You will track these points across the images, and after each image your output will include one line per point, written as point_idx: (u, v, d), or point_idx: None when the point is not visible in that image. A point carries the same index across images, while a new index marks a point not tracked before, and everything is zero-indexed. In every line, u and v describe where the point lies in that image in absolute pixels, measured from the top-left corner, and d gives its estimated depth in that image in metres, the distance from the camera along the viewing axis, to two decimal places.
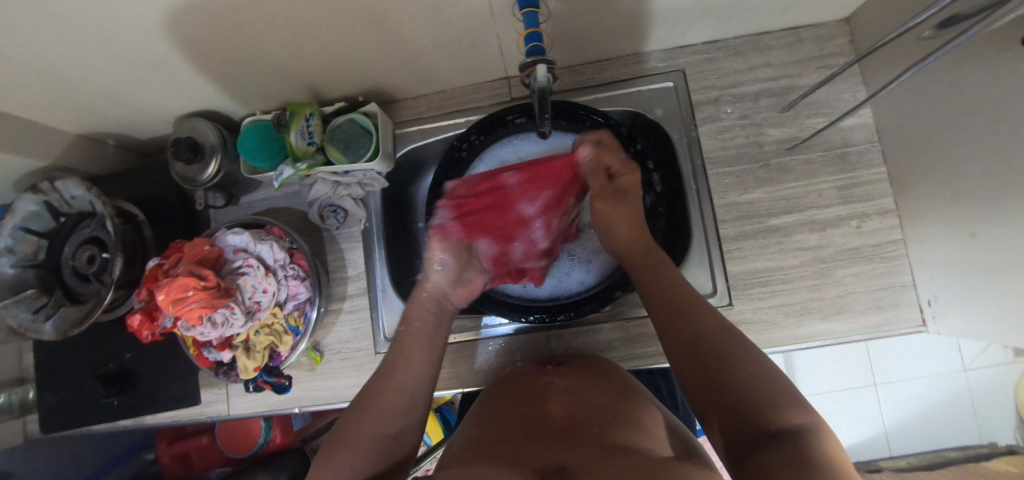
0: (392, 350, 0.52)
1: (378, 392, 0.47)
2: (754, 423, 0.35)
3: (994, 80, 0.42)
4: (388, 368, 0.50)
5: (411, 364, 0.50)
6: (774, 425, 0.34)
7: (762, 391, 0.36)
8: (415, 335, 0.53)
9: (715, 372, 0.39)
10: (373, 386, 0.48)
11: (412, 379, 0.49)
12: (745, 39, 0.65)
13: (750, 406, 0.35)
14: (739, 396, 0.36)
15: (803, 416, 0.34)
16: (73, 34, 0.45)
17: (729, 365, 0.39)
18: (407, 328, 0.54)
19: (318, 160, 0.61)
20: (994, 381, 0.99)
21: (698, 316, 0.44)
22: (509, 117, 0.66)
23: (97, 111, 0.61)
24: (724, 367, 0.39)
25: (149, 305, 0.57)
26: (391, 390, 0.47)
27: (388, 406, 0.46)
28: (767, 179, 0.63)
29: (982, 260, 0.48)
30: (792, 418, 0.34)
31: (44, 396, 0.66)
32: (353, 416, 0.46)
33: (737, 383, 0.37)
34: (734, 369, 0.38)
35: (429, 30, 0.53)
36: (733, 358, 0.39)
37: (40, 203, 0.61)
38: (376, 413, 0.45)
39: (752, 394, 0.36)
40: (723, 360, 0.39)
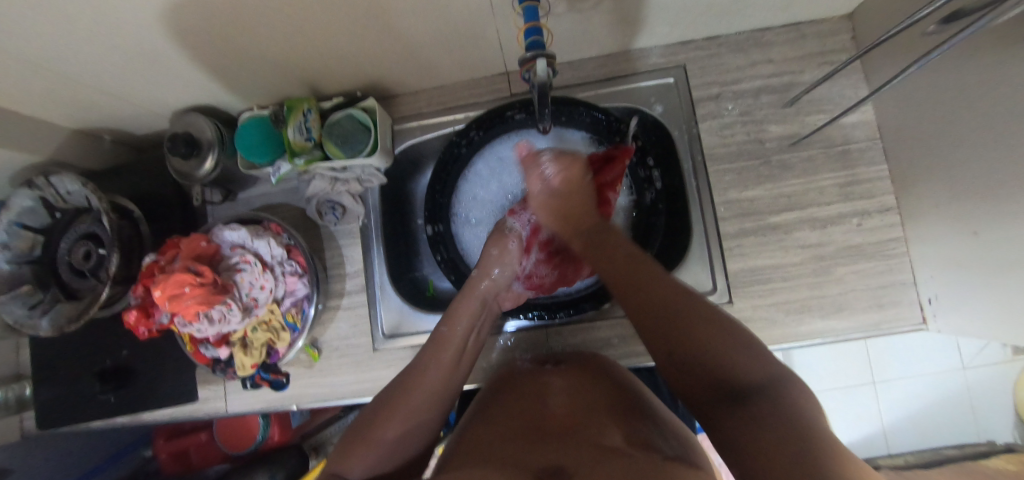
0: (427, 352, 0.52)
1: (405, 392, 0.47)
2: (725, 378, 0.36)
3: (997, 76, 0.42)
4: (419, 369, 0.49)
5: (443, 368, 0.50)
6: (748, 381, 0.35)
7: (733, 354, 0.37)
8: (452, 338, 0.53)
9: (678, 335, 0.40)
10: (403, 386, 0.48)
11: (442, 382, 0.49)
12: (746, 35, 0.64)
13: (714, 370, 0.37)
14: (704, 354, 0.38)
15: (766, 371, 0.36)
16: (66, 27, 0.44)
17: (692, 326, 0.40)
18: (442, 331, 0.53)
19: (314, 156, 0.61)
20: (992, 380, 0.99)
21: (655, 287, 0.45)
22: (509, 113, 0.65)
23: (93, 105, 0.61)
24: (689, 326, 0.40)
25: (145, 301, 0.57)
26: (420, 392, 0.47)
27: (416, 408, 0.46)
28: (768, 176, 0.62)
29: (983, 258, 0.48)
30: (755, 375, 0.35)
31: (41, 392, 0.66)
32: (379, 414, 0.46)
33: (702, 343, 0.39)
34: (699, 331, 0.40)
35: (428, 24, 0.53)
36: (693, 317, 0.41)
37: (36, 199, 0.60)
38: (402, 413, 0.45)
39: (720, 353, 0.37)
40: (680, 322, 0.41)
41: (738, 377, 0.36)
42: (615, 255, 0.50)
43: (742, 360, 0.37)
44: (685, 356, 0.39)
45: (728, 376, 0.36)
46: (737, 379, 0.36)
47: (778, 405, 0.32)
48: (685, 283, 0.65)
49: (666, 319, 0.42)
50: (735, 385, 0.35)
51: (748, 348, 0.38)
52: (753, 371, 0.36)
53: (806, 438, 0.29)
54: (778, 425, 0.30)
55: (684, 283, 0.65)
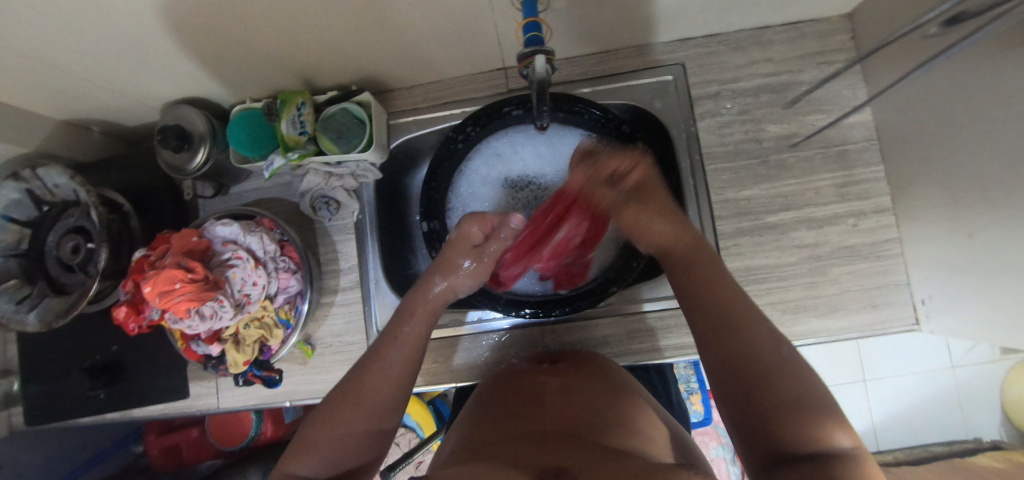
0: (380, 343, 0.50)
1: (364, 382, 0.46)
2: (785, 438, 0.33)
3: (999, 78, 0.42)
4: (375, 361, 0.48)
5: (401, 359, 0.48)
6: (806, 445, 0.33)
7: (803, 408, 0.34)
8: (410, 337, 0.50)
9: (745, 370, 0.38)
10: (359, 379, 0.46)
11: (401, 373, 0.48)
12: (746, 34, 0.64)
13: (782, 427, 0.34)
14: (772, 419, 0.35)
15: (847, 435, 0.33)
16: (52, 16, 0.43)
17: (774, 378, 0.36)
18: (398, 329, 0.51)
19: (309, 150, 0.59)
20: (981, 379, 1.00)
21: (736, 329, 0.41)
22: (507, 109, 0.64)
23: (79, 96, 0.59)
24: (762, 373, 0.37)
25: (135, 297, 0.56)
26: (379, 384, 0.46)
27: (377, 404, 0.45)
28: (765, 176, 0.62)
29: (979, 260, 0.48)
30: (830, 437, 0.33)
31: (28, 388, 0.65)
32: (340, 405, 0.44)
33: (774, 399, 0.35)
34: (775, 383, 0.36)
35: (425, 16, 0.52)
36: (776, 376, 0.36)
37: (22, 191, 0.59)
38: (360, 407, 0.44)
39: (799, 412, 0.34)
40: (766, 371, 0.37)
41: (800, 439, 0.33)
42: (716, 289, 0.45)
43: (795, 395, 0.35)
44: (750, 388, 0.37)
45: (784, 435, 0.34)
46: (805, 441, 0.33)
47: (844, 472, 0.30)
48: None
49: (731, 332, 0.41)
50: (799, 444, 0.33)
51: (827, 405, 0.34)
52: (830, 429, 0.33)
53: None
54: None
55: None
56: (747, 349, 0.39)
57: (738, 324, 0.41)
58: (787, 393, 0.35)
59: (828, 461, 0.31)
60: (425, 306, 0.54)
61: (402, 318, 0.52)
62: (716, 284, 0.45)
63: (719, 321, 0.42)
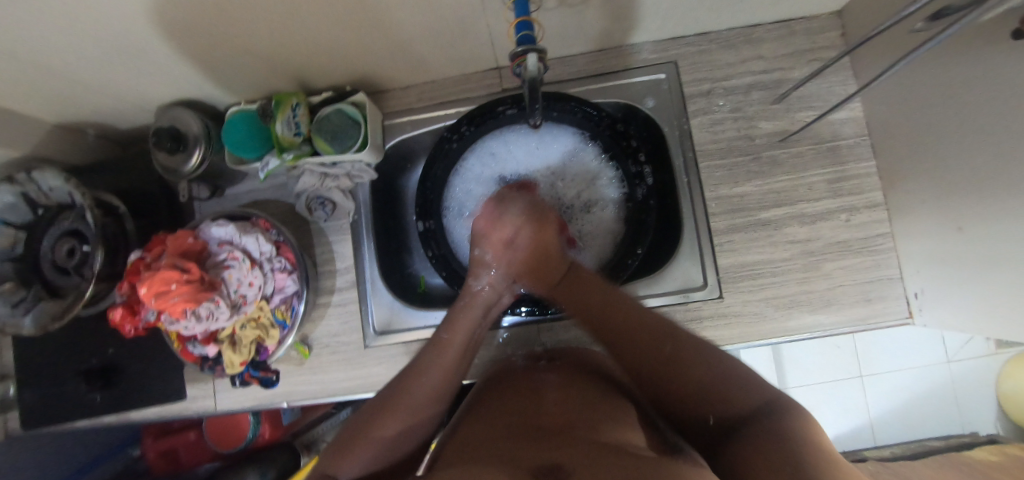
0: (426, 352, 0.53)
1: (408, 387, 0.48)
2: (719, 413, 0.38)
3: (986, 71, 0.42)
4: (418, 368, 0.50)
5: (443, 366, 0.51)
6: (738, 410, 0.37)
7: (727, 382, 0.40)
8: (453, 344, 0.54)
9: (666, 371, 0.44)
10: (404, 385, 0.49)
11: (440, 380, 0.50)
12: (736, 32, 0.64)
13: (714, 406, 0.39)
14: (697, 407, 0.40)
15: (763, 396, 0.37)
16: (46, 19, 0.43)
17: (692, 366, 0.43)
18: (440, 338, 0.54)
19: (303, 151, 0.60)
20: (976, 373, 1.01)
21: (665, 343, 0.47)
22: (500, 109, 0.65)
23: (74, 99, 0.59)
24: (682, 364, 0.43)
25: (130, 299, 0.56)
26: (422, 386, 0.49)
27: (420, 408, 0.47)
28: (758, 172, 0.63)
29: (969, 253, 0.48)
30: (748, 401, 0.37)
31: (24, 392, 0.64)
32: (384, 409, 0.46)
33: (687, 390, 0.41)
34: (693, 369, 0.42)
35: (419, 17, 0.52)
36: (696, 362, 0.43)
37: (17, 194, 0.59)
38: (406, 408, 0.46)
39: (723, 387, 0.39)
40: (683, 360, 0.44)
41: (731, 408, 0.38)
42: (636, 319, 0.51)
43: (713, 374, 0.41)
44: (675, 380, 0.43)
45: (716, 408, 0.38)
46: (732, 409, 0.38)
47: (770, 424, 0.34)
48: (676, 278, 0.65)
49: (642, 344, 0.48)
50: (729, 412, 0.38)
51: (749, 379, 0.40)
52: (746, 394, 0.38)
53: (799, 450, 0.30)
54: (772, 446, 0.31)
55: (675, 278, 0.65)
56: (665, 353, 0.45)
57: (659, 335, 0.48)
58: (710, 372, 0.41)
59: (757, 418, 0.35)
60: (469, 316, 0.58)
61: (446, 324, 0.56)
62: (629, 313, 0.52)
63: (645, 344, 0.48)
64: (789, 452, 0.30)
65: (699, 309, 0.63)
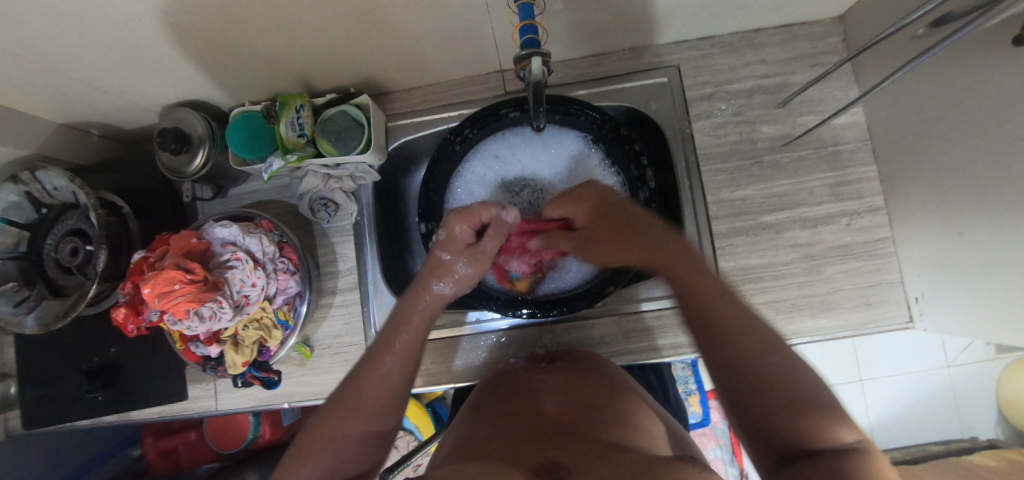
0: (375, 349, 0.48)
1: (355, 390, 0.44)
2: (792, 438, 0.33)
3: (988, 77, 0.42)
4: (366, 373, 0.45)
5: (395, 367, 0.46)
6: (819, 443, 0.32)
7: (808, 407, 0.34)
8: (405, 342, 0.48)
9: (739, 362, 0.38)
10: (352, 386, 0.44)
11: (391, 382, 0.45)
12: (739, 36, 0.64)
13: (790, 427, 0.34)
14: (774, 413, 0.35)
15: (850, 431, 0.33)
16: (54, 19, 0.43)
17: (778, 377, 0.36)
18: (395, 336, 0.49)
19: (308, 153, 0.60)
20: (976, 378, 1.01)
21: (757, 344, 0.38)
22: (504, 111, 0.65)
23: (79, 99, 0.60)
24: (764, 368, 0.37)
25: (134, 299, 0.56)
26: (378, 390, 0.44)
27: (370, 412, 0.43)
28: (760, 176, 0.63)
29: (970, 258, 0.48)
30: (840, 435, 0.32)
31: (26, 391, 0.64)
32: (335, 416, 0.42)
33: (771, 398, 0.35)
34: (778, 380, 0.36)
35: (424, 20, 0.52)
36: (782, 370, 0.36)
37: (21, 194, 0.59)
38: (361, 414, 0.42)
39: (802, 412, 0.34)
40: (765, 361, 0.37)
41: (811, 440, 0.33)
42: (717, 303, 0.42)
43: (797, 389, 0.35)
44: (754, 384, 0.36)
45: (792, 431, 0.33)
46: (816, 439, 0.33)
47: (857, 466, 0.30)
48: None
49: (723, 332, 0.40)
50: (809, 442, 0.33)
51: (831, 405, 0.34)
52: (837, 427, 0.33)
53: None
54: None
55: None
56: (752, 358, 0.38)
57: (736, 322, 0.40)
58: (793, 390, 0.35)
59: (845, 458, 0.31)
60: (423, 311, 0.51)
61: (398, 324, 0.50)
62: (701, 283, 0.44)
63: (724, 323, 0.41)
64: None
65: None
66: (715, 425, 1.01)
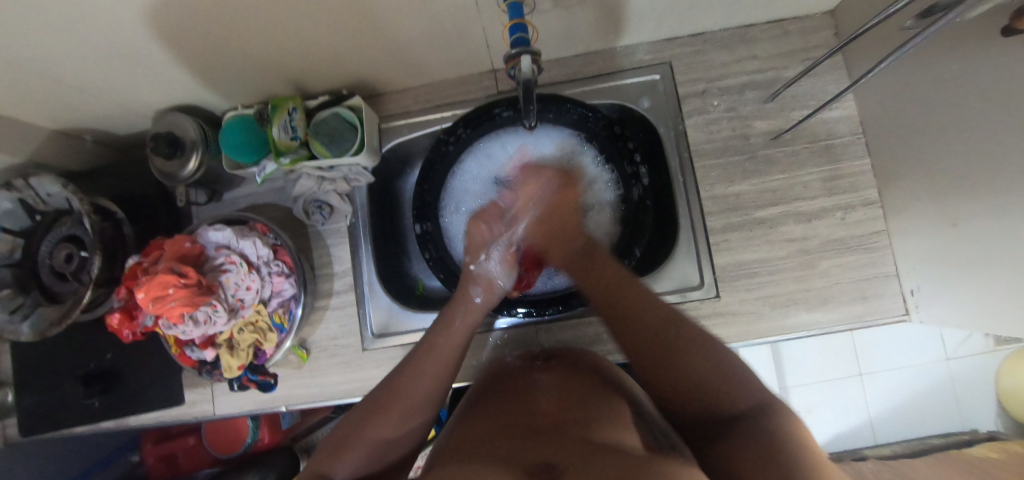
0: (416, 352, 0.51)
1: (399, 388, 0.46)
2: (705, 406, 0.38)
3: (978, 68, 0.42)
4: (409, 373, 0.48)
5: (436, 370, 0.49)
6: (730, 408, 0.37)
7: (720, 376, 0.39)
8: (446, 346, 0.51)
9: (657, 354, 0.43)
10: (395, 384, 0.47)
11: (433, 384, 0.48)
12: (731, 32, 0.65)
13: (704, 401, 0.38)
14: (692, 392, 0.39)
15: (753, 396, 0.37)
16: (44, 26, 0.44)
17: (691, 352, 0.42)
18: (435, 338, 0.52)
19: (301, 155, 0.60)
20: (975, 370, 1.01)
21: (672, 329, 0.44)
22: (496, 111, 0.65)
23: (71, 105, 0.60)
24: (679, 354, 0.42)
25: (128, 304, 0.56)
26: (416, 389, 0.47)
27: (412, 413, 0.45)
28: (754, 171, 0.63)
29: (964, 249, 0.48)
30: (741, 403, 0.37)
31: (23, 398, 0.64)
32: (378, 412, 0.44)
33: (690, 377, 0.40)
34: (690, 359, 0.41)
35: (414, 21, 0.52)
36: (694, 349, 0.42)
37: (15, 201, 0.59)
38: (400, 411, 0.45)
39: (716, 386, 0.38)
40: (679, 351, 0.42)
41: (723, 404, 0.38)
42: (635, 303, 0.49)
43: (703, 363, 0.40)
44: (676, 367, 0.42)
45: (707, 402, 0.38)
46: (722, 404, 0.37)
47: (765, 435, 0.33)
48: (673, 277, 0.65)
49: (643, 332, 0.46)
50: (721, 409, 0.37)
51: (741, 373, 0.39)
52: (742, 394, 0.37)
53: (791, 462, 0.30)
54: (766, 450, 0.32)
55: (672, 277, 0.65)
56: (666, 344, 0.43)
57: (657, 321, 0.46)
58: (708, 363, 0.40)
59: (751, 424, 0.35)
60: (466, 319, 0.55)
61: (441, 325, 0.53)
62: (632, 292, 0.50)
63: (646, 325, 0.46)
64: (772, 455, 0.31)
65: (697, 308, 0.63)
66: None
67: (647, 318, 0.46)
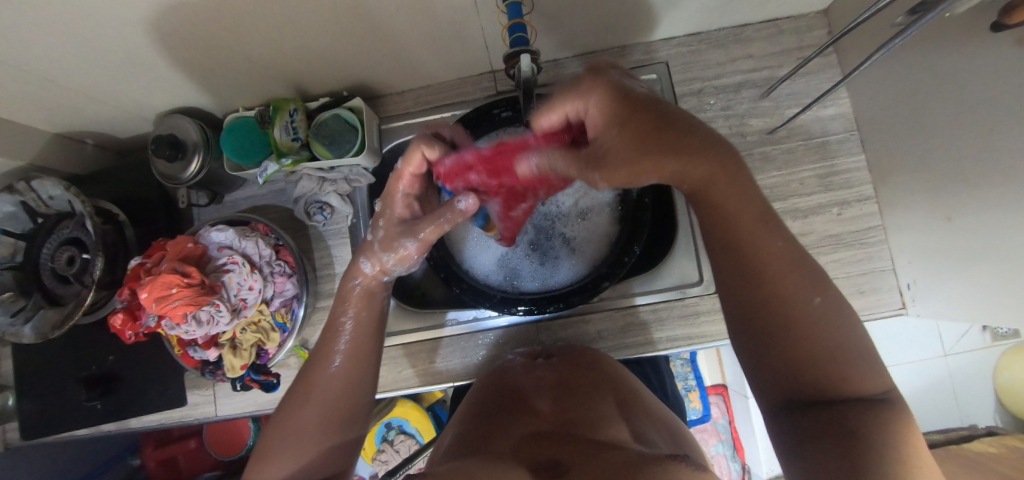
0: (322, 341, 0.45)
1: (310, 387, 0.42)
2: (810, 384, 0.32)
3: (970, 64, 0.43)
4: (320, 366, 0.43)
5: (349, 356, 0.44)
6: (845, 392, 0.32)
7: (841, 354, 0.32)
8: (355, 325, 0.45)
9: (768, 295, 0.34)
10: (306, 382, 0.43)
11: (346, 372, 0.44)
12: (726, 32, 0.65)
13: (816, 376, 0.32)
14: (796, 355, 0.33)
15: (876, 380, 0.32)
16: (48, 29, 0.44)
17: (811, 321, 0.33)
18: (338, 321, 0.45)
19: (302, 156, 0.61)
20: (972, 366, 1.01)
21: (808, 287, 0.33)
22: (496, 111, 0.65)
23: (73, 108, 0.60)
24: (791, 311, 0.33)
25: (131, 304, 0.56)
26: (328, 387, 0.42)
27: (328, 414, 0.42)
28: (750, 169, 0.64)
29: (960, 242, 0.49)
30: (865, 386, 0.32)
31: (24, 403, 0.64)
32: (291, 416, 0.41)
33: (803, 338, 0.33)
34: (811, 317, 0.33)
35: (414, 22, 0.53)
36: (816, 314, 0.33)
37: (17, 204, 0.60)
38: (317, 406, 0.42)
39: (837, 360, 0.32)
40: (802, 303, 0.33)
41: (836, 384, 0.32)
42: (755, 236, 0.35)
43: (833, 336, 0.32)
44: (781, 317, 0.33)
45: (818, 375, 0.32)
46: (833, 388, 0.32)
47: (863, 423, 0.30)
48: (673, 274, 0.65)
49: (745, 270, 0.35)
50: (832, 389, 0.32)
51: (864, 353, 0.33)
52: (866, 378, 0.32)
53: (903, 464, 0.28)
54: (878, 445, 0.29)
55: (672, 274, 0.65)
56: (772, 293, 0.34)
57: (755, 264, 0.35)
58: (832, 333, 0.33)
59: (855, 408, 0.31)
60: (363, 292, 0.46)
61: (340, 307, 0.46)
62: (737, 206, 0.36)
63: (759, 257, 0.35)
64: (887, 456, 0.28)
65: (697, 304, 0.63)
66: (715, 420, 1.01)
67: (763, 254, 0.35)
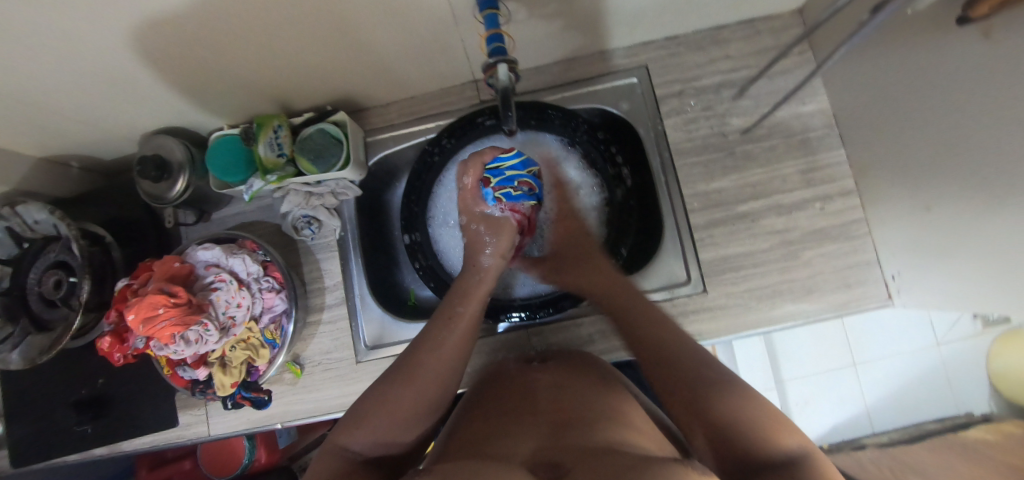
0: (436, 326, 0.51)
1: (418, 362, 0.46)
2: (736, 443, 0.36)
3: (938, 57, 0.44)
4: (433, 340, 0.49)
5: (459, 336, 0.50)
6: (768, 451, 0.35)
7: (752, 409, 0.38)
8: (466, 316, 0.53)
9: (672, 372, 0.44)
10: (415, 356, 0.47)
11: (456, 348, 0.49)
12: (704, 34, 0.66)
13: (736, 431, 0.37)
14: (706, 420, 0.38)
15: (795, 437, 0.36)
16: (28, 54, 0.44)
17: (712, 386, 0.40)
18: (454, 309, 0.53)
19: (288, 172, 0.61)
20: (966, 354, 1.01)
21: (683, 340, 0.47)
22: (479, 121, 0.67)
23: (56, 132, 0.60)
24: (691, 379, 0.42)
25: (118, 327, 0.56)
26: (431, 364, 0.47)
27: (428, 391, 0.45)
28: (733, 167, 0.64)
29: (940, 232, 0.50)
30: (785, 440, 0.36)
31: (14, 429, 0.64)
32: (392, 386, 0.44)
33: (709, 402, 0.39)
34: (703, 378, 0.41)
35: (393, 35, 0.54)
36: (719, 381, 0.41)
37: (3, 229, 0.60)
38: (418, 383, 0.45)
39: (749, 416, 0.37)
40: (703, 371, 0.42)
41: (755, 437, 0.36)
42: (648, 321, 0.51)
43: (748, 402, 0.38)
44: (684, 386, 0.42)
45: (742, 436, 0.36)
46: (763, 446, 0.35)
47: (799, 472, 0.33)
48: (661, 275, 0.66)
49: (651, 349, 0.48)
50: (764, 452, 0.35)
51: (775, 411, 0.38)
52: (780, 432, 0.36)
53: None
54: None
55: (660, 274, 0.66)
56: (685, 368, 0.43)
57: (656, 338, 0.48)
58: (739, 395, 0.39)
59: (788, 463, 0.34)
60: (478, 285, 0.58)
61: (460, 297, 0.55)
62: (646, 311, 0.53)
63: (654, 341, 0.48)
64: None
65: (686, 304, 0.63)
66: None
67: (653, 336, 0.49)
